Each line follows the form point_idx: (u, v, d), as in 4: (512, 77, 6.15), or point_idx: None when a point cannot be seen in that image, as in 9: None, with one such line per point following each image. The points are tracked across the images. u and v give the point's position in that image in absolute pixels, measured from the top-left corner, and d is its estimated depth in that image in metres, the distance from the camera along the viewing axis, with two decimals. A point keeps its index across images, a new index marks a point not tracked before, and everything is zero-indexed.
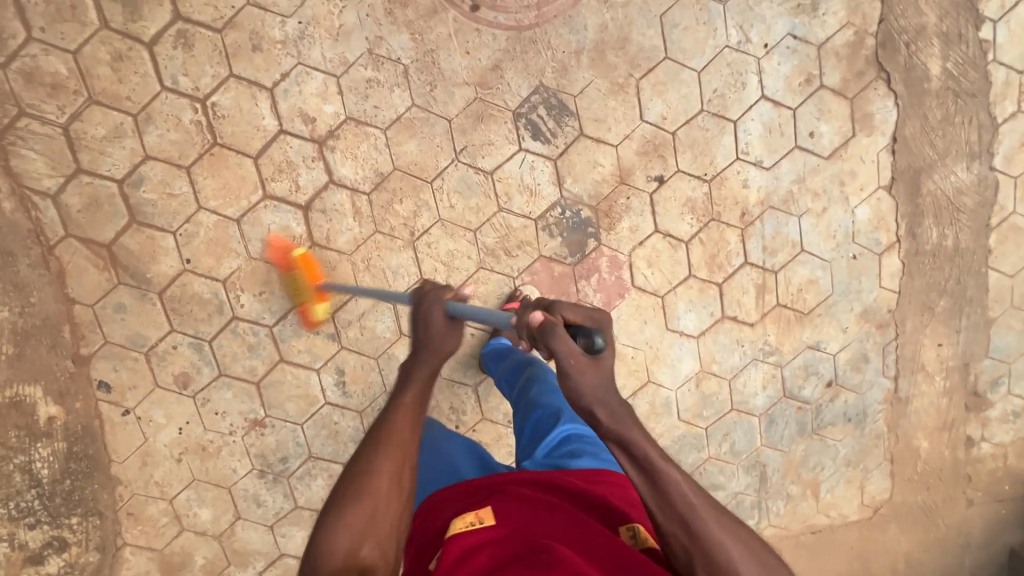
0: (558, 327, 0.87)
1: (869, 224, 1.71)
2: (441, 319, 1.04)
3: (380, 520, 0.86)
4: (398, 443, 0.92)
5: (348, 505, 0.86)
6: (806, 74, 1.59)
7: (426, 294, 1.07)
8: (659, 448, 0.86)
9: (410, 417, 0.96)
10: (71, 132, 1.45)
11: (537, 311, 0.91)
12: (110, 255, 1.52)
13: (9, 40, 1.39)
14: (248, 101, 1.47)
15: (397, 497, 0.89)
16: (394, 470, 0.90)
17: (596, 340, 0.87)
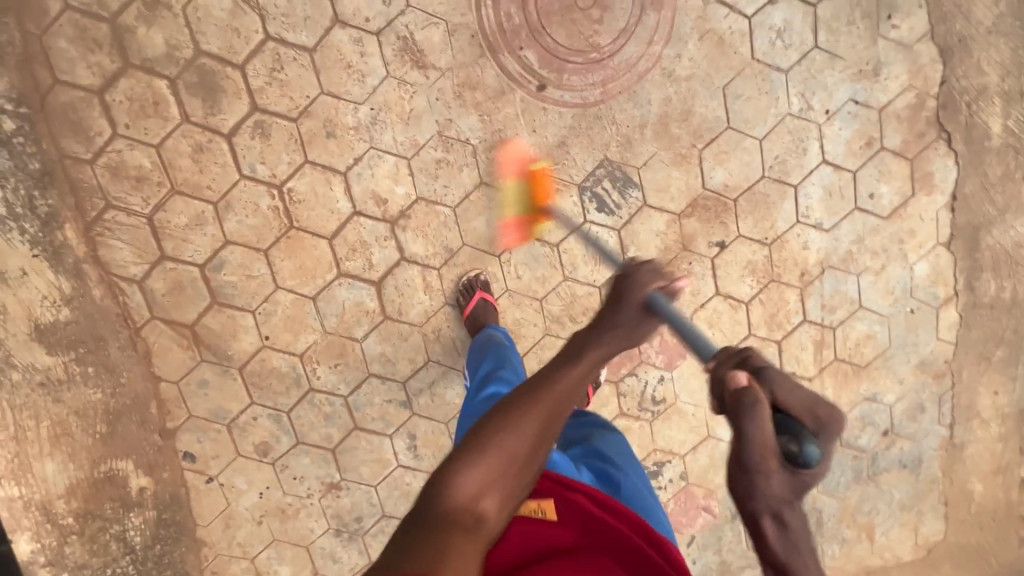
0: (761, 402, 0.74)
1: (927, 279, 1.73)
2: (648, 304, 0.93)
3: (506, 473, 0.77)
4: (544, 411, 0.82)
5: (477, 459, 0.77)
6: (867, 137, 1.61)
7: (632, 274, 0.97)
8: (787, 532, 0.74)
9: (569, 389, 0.85)
10: (155, 222, 1.50)
11: (742, 371, 0.78)
12: (193, 334, 1.58)
13: (96, 137, 1.44)
14: (323, 185, 1.51)
15: (530, 453, 0.80)
16: (540, 430, 0.82)
17: (808, 450, 0.72)
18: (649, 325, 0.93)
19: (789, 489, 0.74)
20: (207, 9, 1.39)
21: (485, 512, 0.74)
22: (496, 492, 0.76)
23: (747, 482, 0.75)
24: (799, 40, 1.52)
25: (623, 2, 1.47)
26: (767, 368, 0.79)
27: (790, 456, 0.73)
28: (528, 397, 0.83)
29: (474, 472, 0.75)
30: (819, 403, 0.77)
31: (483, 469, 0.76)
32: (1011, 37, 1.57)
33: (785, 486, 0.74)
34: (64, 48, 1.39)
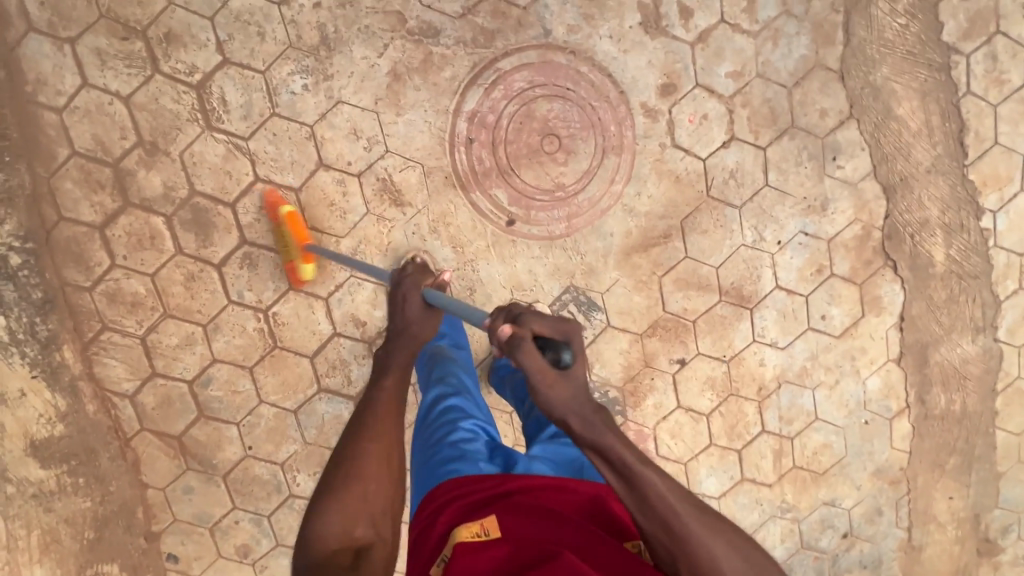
0: (522, 339, 0.91)
1: (879, 393, 1.82)
2: (424, 304, 1.20)
3: (371, 501, 0.95)
4: (376, 453, 0.98)
5: (334, 501, 0.93)
6: (818, 265, 1.71)
7: (403, 282, 1.23)
8: (598, 444, 0.89)
9: (388, 403, 1.05)
10: (148, 341, 1.61)
11: (505, 324, 0.94)
12: (180, 445, 1.67)
13: (96, 267, 1.55)
14: (305, 309, 1.62)
15: (382, 475, 0.97)
16: (383, 454, 0.99)
17: (562, 357, 0.91)
18: (422, 323, 1.18)
19: (571, 395, 0.91)
20: (201, 155, 1.51)
21: (361, 537, 0.92)
22: (364, 519, 0.94)
23: (543, 402, 0.92)
24: (751, 179, 1.64)
25: (586, 145, 1.58)
26: (525, 314, 0.95)
27: (556, 365, 0.92)
28: (371, 427, 1.01)
29: (334, 515, 0.92)
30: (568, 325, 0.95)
31: (338, 509, 0.92)
32: (950, 176, 1.69)
33: (568, 395, 0.91)
34: (70, 189, 1.51)
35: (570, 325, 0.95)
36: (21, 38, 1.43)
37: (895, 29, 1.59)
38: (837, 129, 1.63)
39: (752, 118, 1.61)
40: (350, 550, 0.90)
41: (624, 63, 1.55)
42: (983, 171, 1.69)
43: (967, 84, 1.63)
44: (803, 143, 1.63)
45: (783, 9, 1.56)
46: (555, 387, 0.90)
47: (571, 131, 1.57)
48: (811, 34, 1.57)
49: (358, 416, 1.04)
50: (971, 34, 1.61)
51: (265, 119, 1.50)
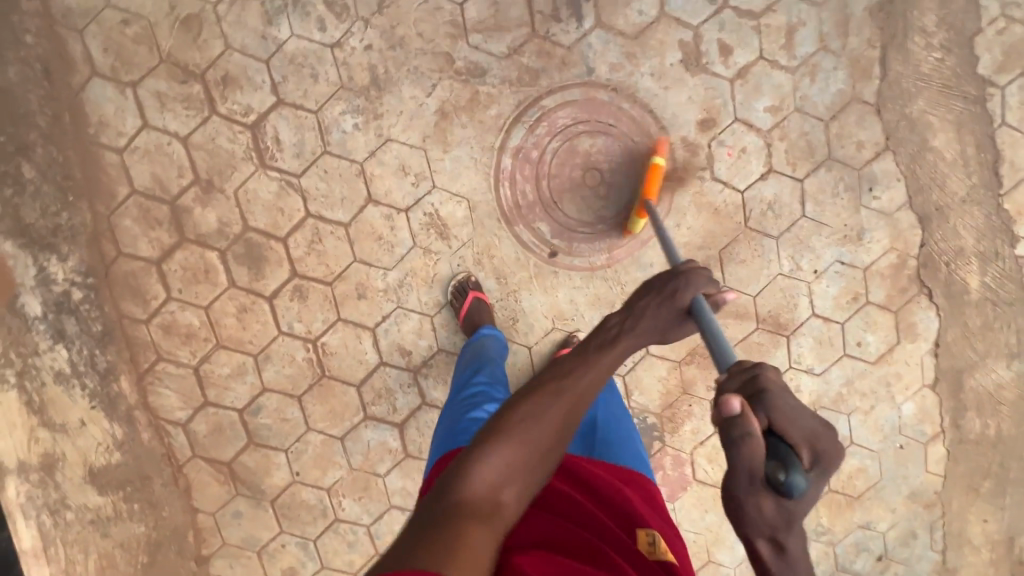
0: (750, 433, 0.69)
1: (914, 418, 1.84)
2: (689, 309, 0.97)
3: (524, 467, 0.86)
4: (558, 411, 0.89)
5: (497, 446, 0.85)
6: (853, 293, 1.74)
7: (684, 274, 1.00)
8: (785, 555, 0.70)
9: (598, 380, 0.93)
10: (201, 371, 1.65)
11: (736, 398, 0.71)
12: (230, 470, 1.72)
13: (152, 300, 1.60)
14: (353, 340, 1.66)
15: (541, 450, 0.87)
16: (561, 421, 0.89)
17: (795, 480, 0.66)
18: (674, 330, 0.99)
19: (779, 517, 0.68)
20: (255, 192, 1.56)
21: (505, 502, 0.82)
22: (511, 481, 0.84)
23: (734, 507, 0.70)
24: (788, 210, 1.67)
25: (627, 179, 1.62)
26: (769, 392, 0.72)
27: (776, 485, 0.67)
28: (556, 392, 0.90)
29: (491, 463, 0.84)
30: (820, 432, 0.71)
31: (498, 458, 0.84)
32: (984, 205, 1.71)
33: (775, 513, 0.68)
34: (129, 226, 1.56)
35: (833, 437, 0.71)
36: (85, 82, 1.48)
37: (930, 63, 1.62)
38: (873, 161, 1.66)
39: (789, 151, 1.64)
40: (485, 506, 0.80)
41: (664, 100, 1.59)
42: (1018, 200, 1.71)
43: (1002, 116, 1.66)
44: (839, 175, 1.66)
45: (821, 45, 1.59)
46: (766, 504, 0.68)
47: (612, 165, 1.61)
48: (848, 69, 1.61)
49: (560, 367, 0.94)
50: (1006, 67, 1.63)
51: (316, 157, 1.55)
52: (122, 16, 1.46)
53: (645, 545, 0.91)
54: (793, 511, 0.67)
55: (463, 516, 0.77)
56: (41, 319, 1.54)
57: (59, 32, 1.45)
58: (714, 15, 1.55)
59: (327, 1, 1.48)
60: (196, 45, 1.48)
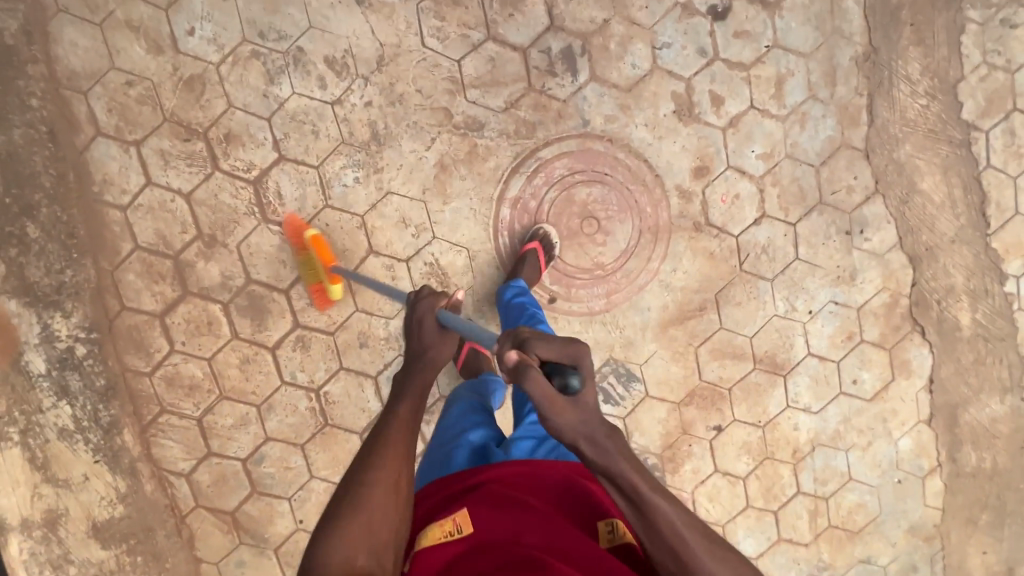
0: (527, 366, 0.80)
1: (911, 453, 1.86)
2: (440, 324, 1.11)
3: (376, 531, 0.81)
4: (396, 460, 0.88)
5: (355, 511, 0.82)
6: (848, 332, 1.77)
7: (420, 300, 1.14)
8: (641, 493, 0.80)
9: (405, 430, 0.93)
10: (204, 422, 1.66)
11: (513, 350, 0.83)
12: (233, 520, 1.71)
13: (155, 352, 1.61)
14: (355, 388, 1.67)
15: (394, 499, 0.85)
16: (396, 473, 0.87)
17: (570, 380, 0.80)
18: (438, 346, 1.09)
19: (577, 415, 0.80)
20: (257, 245, 1.58)
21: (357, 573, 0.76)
22: (370, 542, 0.80)
23: (591, 464, 0.82)
24: (782, 253, 1.70)
25: (624, 226, 1.65)
26: (530, 336, 0.85)
27: (560, 393, 0.80)
28: (384, 446, 0.90)
29: (336, 543, 0.79)
30: (572, 344, 0.84)
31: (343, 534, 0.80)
32: (973, 245, 1.75)
33: (572, 416, 0.80)
34: (133, 281, 1.57)
35: (574, 346, 0.84)
36: (90, 142, 1.50)
37: (916, 109, 1.66)
38: (864, 204, 1.70)
39: (782, 196, 1.68)
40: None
41: (658, 149, 1.62)
42: (1006, 239, 1.75)
43: (987, 159, 1.70)
44: (831, 218, 1.70)
45: (810, 94, 1.63)
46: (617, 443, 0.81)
47: (609, 213, 1.64)
48: (837, 116, 1.65)
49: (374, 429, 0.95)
50: (989, 112, 1.68)
51: (318, 210, 1.58)
52: (125, 77, 1.48)
53: (604, 536, 0.89)
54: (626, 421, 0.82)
55: None
56: (45, 375, 1.55)
57: (64, 94, 1.47)
58: (705, 67, 1.59)
59: (327, 60, 1.51)
60: (198, 104, 1.51)
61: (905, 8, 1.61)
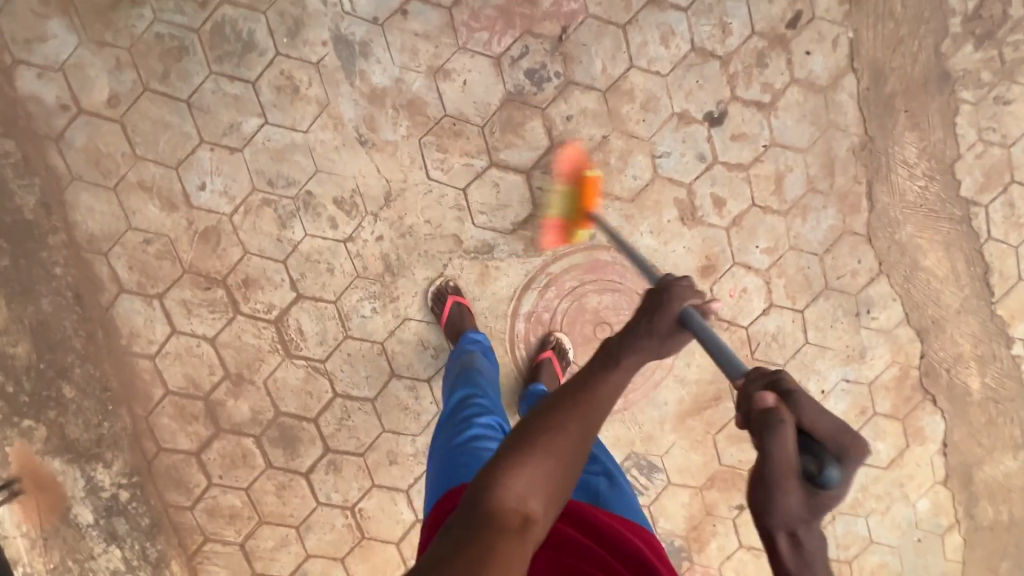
0: (784, 421, 0.72)
1: (929, 512, 1.91)
2: (679, 320, 0.99)
3: (552, 479, 0.77)
4: (578, 425, 0.82)
5: (530, 457, 0.77)
6: (860, 406, 1.82)
7: (672, 286, 1.03)
8: (802, 549, 0.71)
9: (611, 394, 0.88)
10: (246, 546, 1.71)
11: (769, 393, 0.76)
12: None
13: (195, 487, 1.67)
14: (388, 502, 1.73)
15: (566, 459, 0.79)
16: (580, 423, 0.83)
17: (828, 472, 0.72)
18: (650, 335, 0.96)
19: (805, 507, 0.71)
20: (284, 380, 1.63)
21: (533, 513, 0.73)
22: (542, 495, 0.75)
23: (764, 496, 0.71)
24: (792, 339, 1.75)
25: None
26: (800, 392, 0.76)
27: (811, 476, 0.72)
28: (572, 403, 0.84)
29: (525, 472, 0.75)
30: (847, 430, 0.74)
31: (532, 469, 0.76)
32: (979, 313, 1.79)
33: (801, 505, 0.71)
34: (167, 423, 1.63)
35: (859, 439, 0.74)
36: (114, 299, 1.55)
37: (915, 191, 1.69)
38: (869, 286, 1.74)
39: (788, 286, 1.71)
40: (520, 516, 0.71)
41: (664, 254, 1.66)
42: (1011, 305, 1.78)
43: (988, 231, 1.73)
44: (837, 302, 1.74)
45: (810, 187, 1.66)
46: (794, 494, 0.71)
47: (620, 318, 1.68)
48: (837, 206, 1.68)
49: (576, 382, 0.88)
50: (987, 187, 1.70)
51: (339, 341, 1.62)
52: (142, 236, 1.53)
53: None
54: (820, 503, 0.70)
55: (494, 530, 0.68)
56: (93, 524, 1.62)
57: (86, 257, 1.52)
58: (705, 171, 1.62)
59: (336, 201, 1.55)
60: (215, 254, 1.55)
61: (899, 95, 1.63)
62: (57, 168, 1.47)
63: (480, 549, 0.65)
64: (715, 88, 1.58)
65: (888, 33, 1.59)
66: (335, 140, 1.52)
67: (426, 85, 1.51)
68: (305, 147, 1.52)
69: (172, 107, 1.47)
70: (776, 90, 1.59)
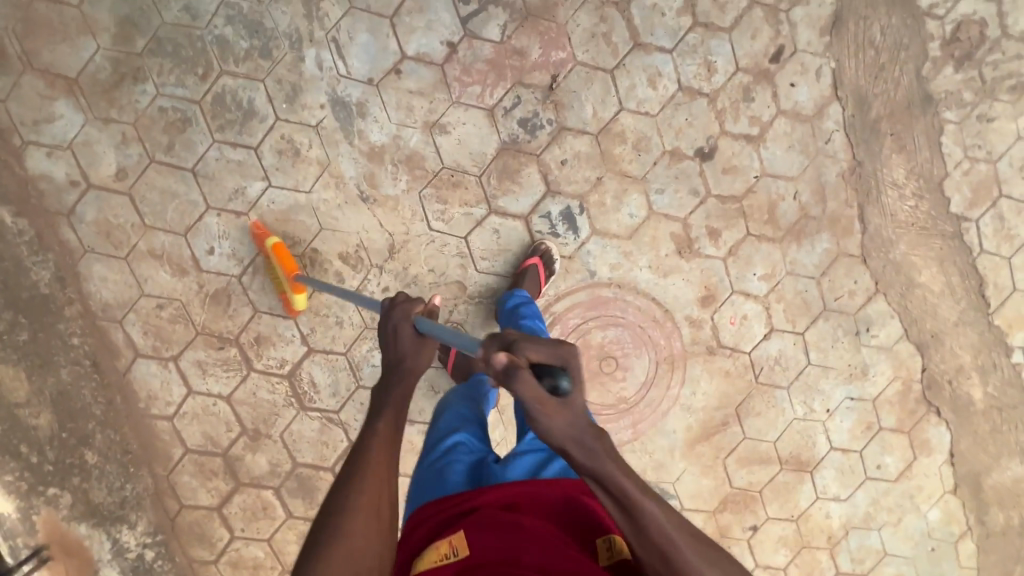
0: (517, 367, 0.70)
1: (940, 522, 1.94)
2: (414, 331, 0.95)
3: (355, 567, 0.73)
4: (371, 486, 0.78)
5: (322, 558, 0.72)
6: (866, 422, 1.84)
7: (393, 306, 0.97)
8: (651, 495, 0.77)
9: (387, 446, 0.83)
10: None
11: (501, 349, 0.72)
12: None
13: (218, 540, 1.69)
14: None
15: (377, 527, 0.77)
16: (373, 490, 0.78)
17: (560, 384, 0.71)
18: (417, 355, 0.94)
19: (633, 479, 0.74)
20: (299, 432, 1.67)
21: None
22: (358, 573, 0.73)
23: (600, 474, 0.76)
24: (794, 361, 1.78)
25: (641, 360, 1.73)
26: (518, 336, 0.74)
27: (552, 394, 0.71)
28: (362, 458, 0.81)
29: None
30: (563, 345, 0.75)
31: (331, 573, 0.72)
32: (976, 325, 1.82)
33: (577, 435, 0.72)
34: (188, 481, 1.66)
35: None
36: (130, 364, 1.58)
37: (906, 211, 1.72)
38: (866, 305, 1.77)
39: (787, 310, 1.75)
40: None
41: (664, 286, 1.69)
42: (1008, 315, 1.81)
43: (980, 245, 1.77)
44: (836, 323, 1.77)
45: (803, 213, 1.69)
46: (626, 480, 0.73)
47: (624, 351, 1.72)
48: (830, 230, 1.71)
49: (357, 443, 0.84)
50: (976, 202, 1.74)
51: (351, 391, 1.66)
52: (155, 301, 1.57)
53: (603, 554, 0.82)
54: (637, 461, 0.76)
55: None
56: None
57: (102, 325, 1.55)
58: (699, 205, 1.66)
59: (341, 256, 1.59)
60: (227, 314, 1.59)
61: (884, 119, 1.67)
62: (70, 241, 1.51)
63: None
64: (705, 124, 1.62)
65: (869, 61, 1.63)
66: (338, 197, 1.56)
67: (423, 140, 1.55)
68: (309, 207, 1.56)
69: (178, 176, 1.51)
70: (764, 123, 1.63)
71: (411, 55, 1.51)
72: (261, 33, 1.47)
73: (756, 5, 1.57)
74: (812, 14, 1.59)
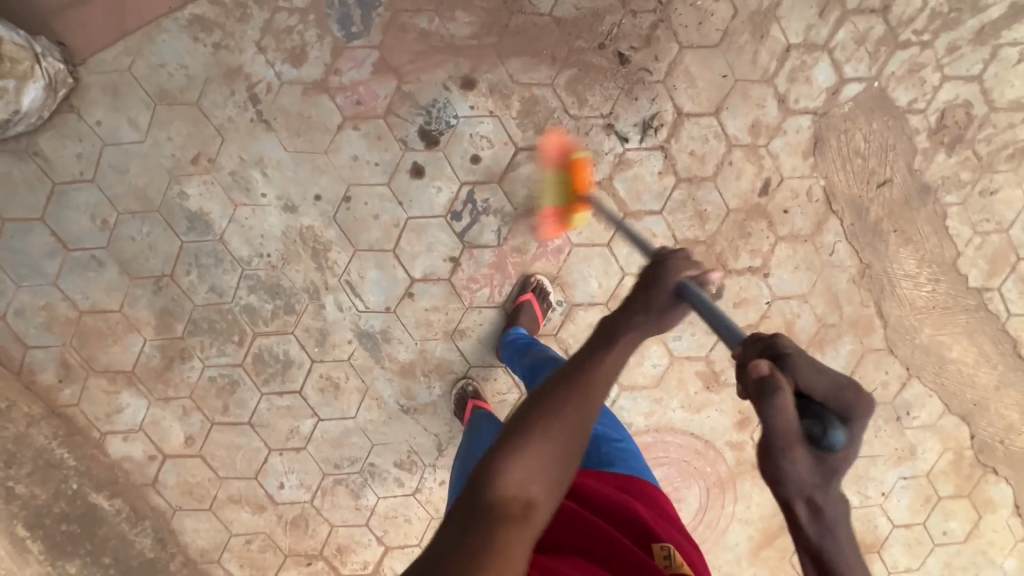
0: (784, 390, 0.63)
1: (1018, 568, 1.96)
2: (679, 293, 0.91)
3: (551, 466, 0.73)
4: (588, 404, 0.79)
5: (526, 447, 0.73)
6: (924, 495, 1.87)
7: (670, 259, 0.95)
8: (821, 517, 0.64)
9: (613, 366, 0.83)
10: None
11: (764, 361, 0.67)
12: None
13: None
14: None
15: (575, 438, 0.76)
16: (582, 405, 0.78)
17: (833, 433, 0.64)
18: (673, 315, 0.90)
19: (817, 474, 0.63)
20: None
21: (535, 499, 0.70)
22: (542, 478, 0.72)
23: (773, 467, 0.64)
24: None
25: (691, 490, 1.80)
26: (792, 355, 0.68)
27: (813, 437, 0.65)
28: (571, 386, 0.80)
29: (524, 459, 0.71)
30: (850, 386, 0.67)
31: (532, 455, 0.72)
32: (1017, 384, 1.82)
33: (811, 470, 0.63)
34: None
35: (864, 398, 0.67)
36: None
37: (923, 297, 1.73)
38: (902, 391, 1.79)
39: None
40: (519, 503, 0.68)
41: (700, 420, 1.76)
42: None
43: (1007, 310, 1.76)
44: (875, 414, 1.80)
45: (821, 324, 1.72)
46: (801, 458, 0.63)
47: (674, 485, 1.79)
48: (851, 332, 1.74)
49: (572, 364, 0.84)
50: (995, 272, 1.73)
51: None
52: (243, 537, 1.72)
53: (660, 561, 0.83)
54: (832, 466, 0.63)
55: (496, 521, 0.65)
56: None
57: (202, 567, 1.72)
58: (718, 341, 1.71)
59: (396, 463, 1.71)
60: (308, 534, 1.74)
61: (884, 219, 1.68)
62: (160, 505, 1.68)
63: (472, 548, 0.62)
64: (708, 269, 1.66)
65: (858, 169, 1.64)
66: (381, 415, 1.68)
67: (447, 347, 1.65)
68: (359, 429, 1.68)
69: (239, 431, 1.66)
70: (765, 253, 1.67)
71: (419, 277, 1.60)
72: (282, 292, 1.58)
73: (735, 147, 1.60)
74: (792, 141, 1.61)
